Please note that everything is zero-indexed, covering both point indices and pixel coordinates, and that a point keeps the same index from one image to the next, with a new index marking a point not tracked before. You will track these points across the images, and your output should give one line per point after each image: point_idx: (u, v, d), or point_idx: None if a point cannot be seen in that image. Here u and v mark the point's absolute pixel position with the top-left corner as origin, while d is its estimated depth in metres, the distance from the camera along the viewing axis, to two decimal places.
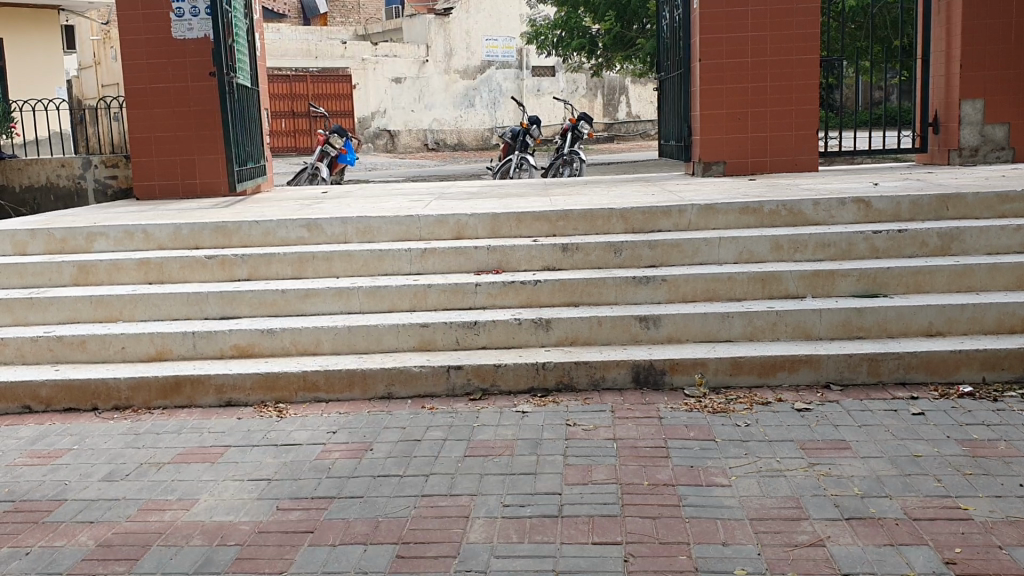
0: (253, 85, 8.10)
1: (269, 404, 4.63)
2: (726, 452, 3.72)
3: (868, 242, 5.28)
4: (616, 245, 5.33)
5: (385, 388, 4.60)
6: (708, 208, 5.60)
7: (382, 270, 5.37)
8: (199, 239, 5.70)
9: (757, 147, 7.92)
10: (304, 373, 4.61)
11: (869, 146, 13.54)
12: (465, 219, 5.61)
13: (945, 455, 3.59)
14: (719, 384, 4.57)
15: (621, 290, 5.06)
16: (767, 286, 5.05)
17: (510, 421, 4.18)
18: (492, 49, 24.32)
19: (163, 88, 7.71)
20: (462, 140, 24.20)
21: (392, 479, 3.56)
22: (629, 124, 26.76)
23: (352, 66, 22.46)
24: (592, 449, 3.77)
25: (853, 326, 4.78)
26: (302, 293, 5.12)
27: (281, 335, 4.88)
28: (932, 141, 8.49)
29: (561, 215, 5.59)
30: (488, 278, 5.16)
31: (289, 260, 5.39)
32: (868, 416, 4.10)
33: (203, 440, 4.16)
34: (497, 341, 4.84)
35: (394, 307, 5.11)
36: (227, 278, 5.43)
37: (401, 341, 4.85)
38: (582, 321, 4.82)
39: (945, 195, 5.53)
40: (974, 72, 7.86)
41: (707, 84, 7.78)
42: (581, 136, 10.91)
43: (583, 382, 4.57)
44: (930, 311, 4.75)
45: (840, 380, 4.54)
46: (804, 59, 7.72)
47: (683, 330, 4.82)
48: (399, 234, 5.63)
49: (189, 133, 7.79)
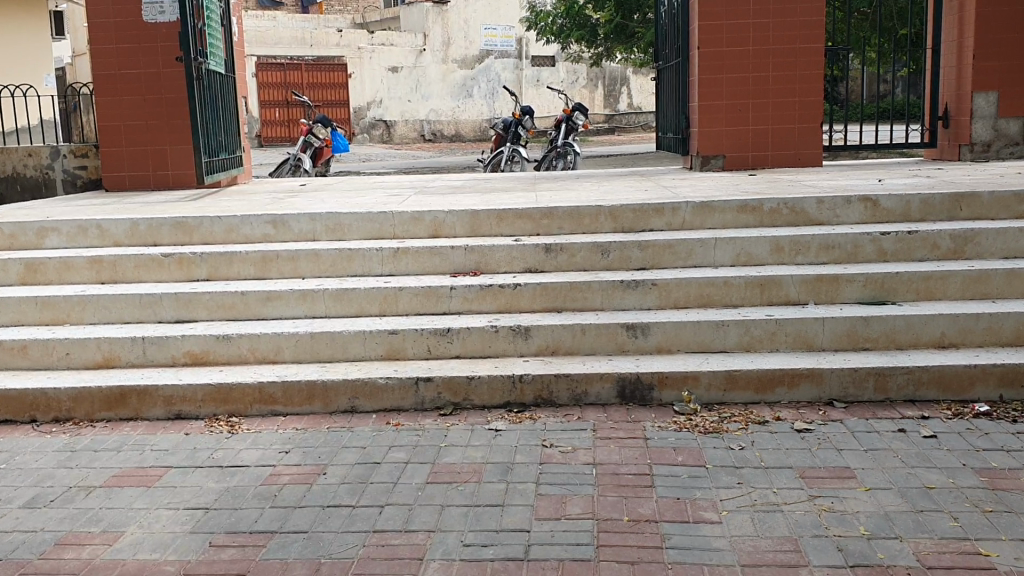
0: (231, 71, 7.66)
1: (221, 417, 4.26)
2: (717, 481, 3.34)
3: (875, 244, 4.89)
4: (604, 246, 4.94)
5: (348, 401, 4.23)
6: (704, 206, 5.21)
7: (351, 271, 5.00)
8: (157, 235, 5.32)
9: (758, 140, 7.53)
10: (259, 385, 4.23)
11: (873, 140, 13.12)
12: (442, 216, 5.23)
13: (962, 488, 3.21)
14: (712, 400, 4.19)
15: (608, 294, 4.68)
16: (766, 291, 4.67)
17: (480, 441, 3.80)
18: (492, 37, 23.83)
19: (132, 75, 7.32)
20: (460, 131, 23.81)
21: (342, 511, 3.19)
22: (630, 115, 26.48)
23: (346, 55, 21.95)
24: (568, 477, 3.40)
25: (858, 336, 4.40)
26: (262, 296, 4.74)
27: (237, 342, 4.50)
28: (942, 135, 8.11)
29: (545, 212, 5.21)
30: (464, 280, 4.78)
31: (251, 259, 5.01)
32: (875, 439, 3.72)
33: (143, 460, 3.78)
34: (472, 349, 4.47)
35: (361, 311, 4.73)
36: (184, 278, 5.05)
37: (368, 349, 4.48)
38: (565, 329, 4.44)
39: (959, 194, 5.14)
40: (988, 63, 7.44)
41: (706, 73, 7.37)
42: (577, 127, 10.50)
43: (564, 396, 4.20)
44: (943, 320, 4.36)
45: (844, 397, 4.16)
46: (808, 48, 7.32)
47: (674, 339, 4.44)
48: (371, 232, 5.25)
49: (161, 122, 7.40)
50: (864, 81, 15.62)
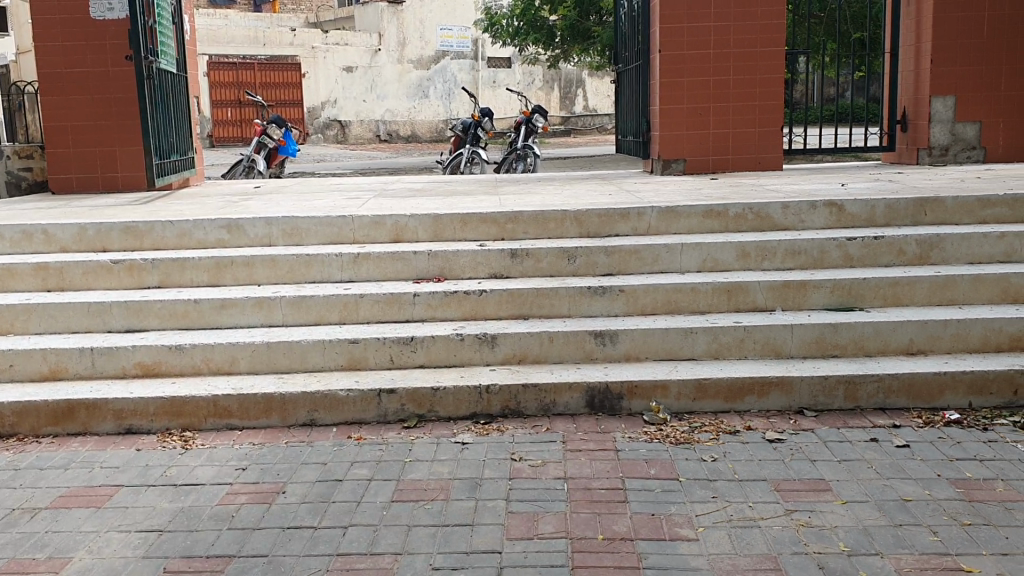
0: (184, 71, 7.43)
1: (174, 431, 4.08)
2: (691, 495, 3.26)
3: (842, 249, 4.86)
4: (570, 251, 4.84)
5: (307, 413, 4.08)
6: (669, 211, 5.14)
7: (310, 277, 4.84)
8: (106, 240, 5.11)
9: (719, 144, 7.50)
10: (213, 398, 4.07)
11: (826, 143, 13.22)
12: (404, 220, 5.09)
13: (939, 500, 3.17)
14: (681, 409, 4.12)
15: (575, 301, 4.58)
16: (733, 297, 4.61)
17: (446, 455, 3.69)
18: (446, 38, 23.52)
19: (80, 73, 7.07)
20: (416, 132, 23.63)
21: (304, 533, 3.05)
22: (586, 117, 26.51)
23: (300, 54, 21.65)
24: (539, 492, 3.29)
25: (826, 343, 4.36)
26: (217, 304, 4.57)
27: (191, 352, 4.33)
28: (901, 139, 8.16)
29: (510, 216, 5.10)
30: (428, 287, 4.65)
31: (204, 265, 4.83)
32: (848, 449, 3.67)
33: (91, 478, 3.60)
34: (436, 358, 4.34)
35: (321, 319, 4.59)
36: (135, 285, 4.86)
37: (328, 359, 4.34)
38: (531, 337, 4.33)
39: (923, 199, 5.13)
40: (946, 68, 7.49)
41: (669, 75, 7.31)
42: (536, 129, 10.41)
43: (532, 407, 4.09)
44: (911, 327, 4.33)
45: (814, 405, 4.11)
46: (770, 51, 7.31)
47: (642, 346, 4.36)
48: (330, 237, 5.10)
49: (110, 123, 7.16)
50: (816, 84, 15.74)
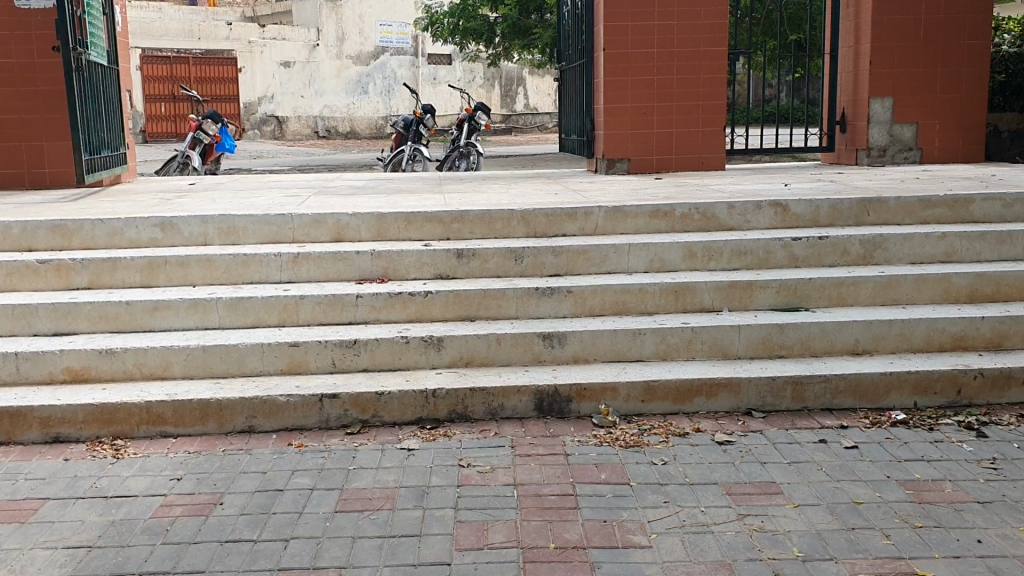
0: (116, 63, 7.17)
1: (104, 440, 3.90)
2: (643, 500, 3.20)
3: (788, 249, 4.86)
4: (517, 251, 4.76)
5: (246, 419, 3.94)
6: (616, 210, 5.09)
7: (248, 278, 4.69)
8: (32, 240, 4.88)
9: (663, 143, 7.50)
10: (146, 404, 3.90)
11: (761, 144, 13.39)
12: (346, 219, 4.96)
13: (889, 502, 3.16)
14: (630, 411, 4.06)
15: (522, 302, 4.51)
16: (681, 298, 4.57)
17: (392, 462, 3.58)
18: (387, 35, 23.27)
19: (4, 64, 6.76)
20: (355, 128, 23.36)
21: (244, 547, 2.92)
22: (527, 115, 26.53)
23: (237, 49, 21.27)
24: (488, 500, 3.20)
25: (773, 344, 4.34)
26: (150, 306, 4.39)
27: (122, 356, 4.15)
28: (840, 140, 8.24)
29: (455, 216, 5.00)
30: (371, 288, 4.53)
31: (136, 265, 4.64)
32: (797, 451, 3.65)
33: (15, 491, 3.41)
34: (380, 361, 4.23)
35: (259, 322, 4.44)
36: (62, 287, 4.64)
37: (267, 363, 4.19)
38: (477, 339, 4.24)
39: (866, 199, 5.16)
40: (883, 69, 7.58)
41: (613, 74, 7.27)
42: (478, 127, 10.32)
43: (479, 411, 4.00)
44: (857, 327, 4.34)
45: (762, 406, 4.09)
46: (713, 51, 7.31)
47: (590, 348, 4.30)
48: (269, 236, 4.95)
49: (37, 117, 6.89)
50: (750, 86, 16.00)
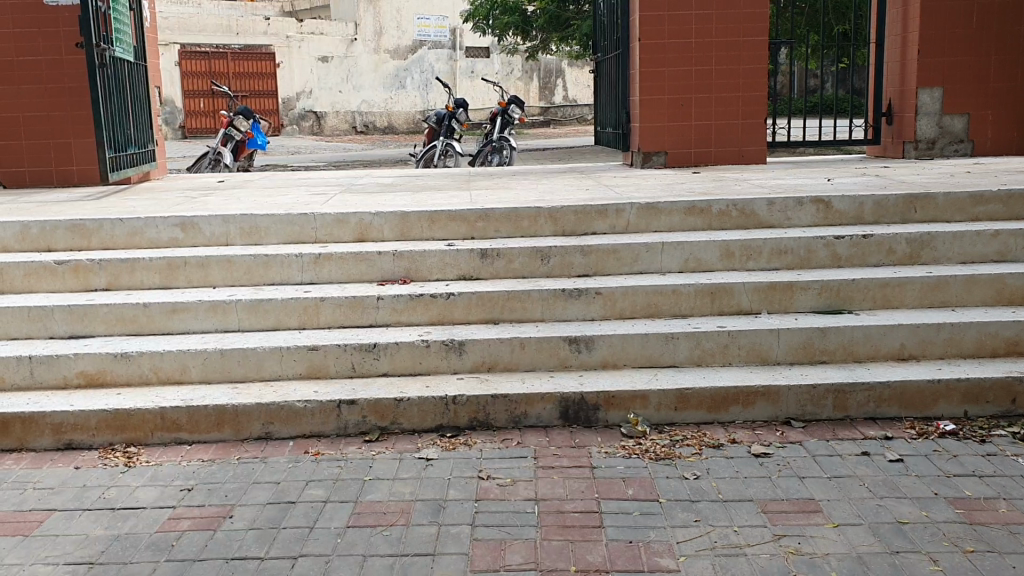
0: (144, 60, 7.11)
1: (118, 447, 3.80)
2: (672, 519, 3.02)
3: (830, 248, 4.63)
4: (544, 251, 4.58)
5: (262, 427, 3.81)
6: (649, 208, 4.89)
7: (268, 278, 4.56)
8: (51, 240, 4.81)
9: (700, 137, 7.27)
10: (160, 410, 3.79)
11: (801, 137, 13.09)
12: (369, 218, 4.81)
13: (938, 523, 2.94)
14: (662, 420, 3.87)
15: (549, 304, 4.33)
16: (716, 300, 4.36)
17: (409, 473, 3.42)
18: (424, 28, 23.20)
19: (32, 62, 6.72)
20: (393, 123, 23.30)
21: (250, 566, 2.78)
22: (565, 108, 26.27)
23: (274, 43, 21.16)
24: (507, 516, 3.04)
25: (814, 349, 4.12)
26: (167, 308, 4.28)
27: (138, 361, 4.04)
28: (885, 132, 7.94)
29: (480, 214, 4.84)
30: (393, 290, 4.38)
31: (155, 266, 4.54)
32: (839, 464, 3.44)
33: (22, 501, 3.31)
34: (401, 366, 4.08)
35: (279, 324, 4.31)
36: (81, 288, 4.55)
37: (285, 367, 4.06)
38: (502, 343, 4.08)
39: (913, 195, 4.90)
40: (933, 58, 7.27)
41: (649, 66, 7.05)
42: (512, 121, 10.15)
43: (502, 419, 3.84)
44: (903, 331, 4.11)
45: (802, 415, 3.87)
46: (753, 41, 7.06)
47: (620, 353, 4.11)
48: (290, 236, 4.82)
49: (66, 114, 6.84)
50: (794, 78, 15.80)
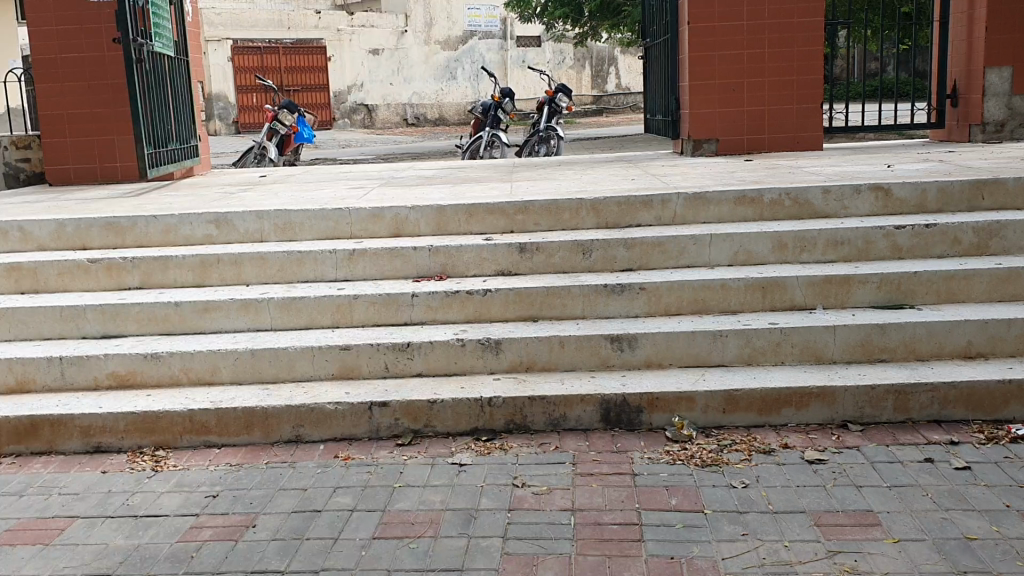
0: (185, 54, 7.07)
1: (146, 450, 3.71)
2: (718, 532, 2.81)
3: (890, 239, 4.36)
4: (586, 244, 4.38)
5: (292, 430, 3.68)
6: (697, 198, 4.66)
7: (302, 275, 4.45)
8: (86, 238, 4.76)
9: (753, 124, 6.99)
10: (188, 413, 3.69)
11: (859, 122, 12.62)
12: (406, 212, 4.67)
13: (1010, 540, 2.69)
14: (709, 423, 3.66)
15: (590, 300, 4.14)
16: (768, 295, 4.13)
17: (441, 480, 3.27)
18: (475, 18, 23.01)
19: (75, 59, 6.71)
20: (444, 115, 23.22)
21: None
22: (619, 96, 25.84)
23: (325, 37, 21.30)
24: (542, 528, 2.87)
25: (872, 347, 3.87)
26: (199, 307, 4.18)
27: (168, 361, 3.95)
28: (950, 115, 7.56)
29: (520, 207, 4.66)
30: (428, 286, 4.23)
31: (188, 264, 4.45)
32: (899, 471, 3.20)
33: (46, 508, 3.23)
34: (436, 366, 3.93)
35: (313, 323, 4.19)
36: (114, 287, 4.49)
37: (317, 368, 3.94)
38: (540, 342, 3.90)
39: (981, 181, 4.60)
40: (1001, 36, 6.90)
41: (698, 50, 6.80)
42: (560, 110, 9.91)
43: (540, 421, 3.66)
44: (970, 328, 3.84)
45: (860, 418, 3.63)
46: (808, 22, 6.76)
47: (664, 352, 3.91)
48: (326, 232, 4.69)
49: (108, 110, 6.82)
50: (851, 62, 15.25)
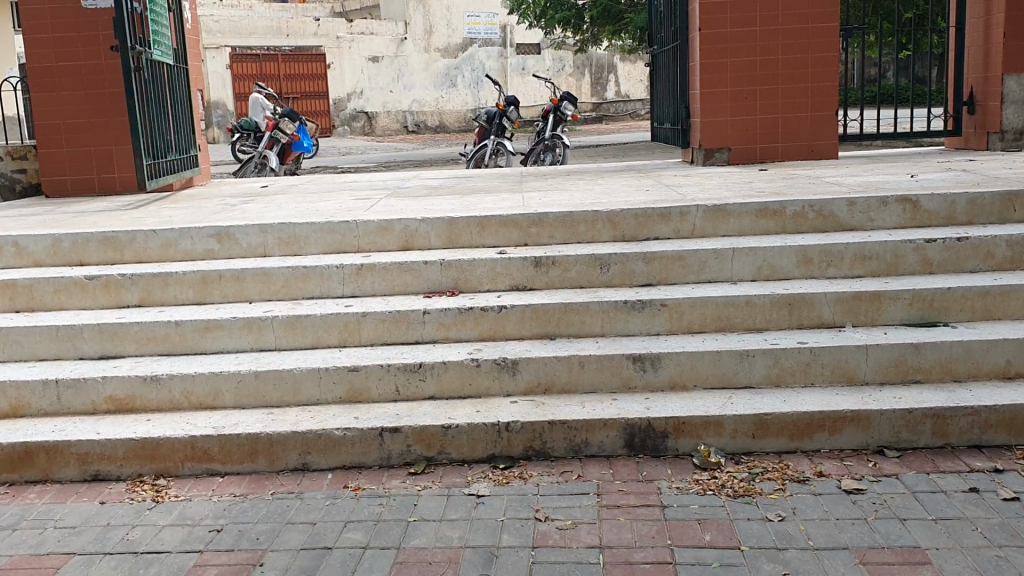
0: (185, 62, 6.90)
1: (146, 478, 3.52)
2: (757, 572, 2.63)
3: (919, 252, 4.18)
4: (603, 259, 4.21)
5: (298, 457, 3.50)
6: (717, 210, 4.49)
7: (307, 292, 4.27)
8: (83, 253, 4.58)
9: (767, 131, 6.82)
10: (190, 439, 3.51)
11: (860, 129, 12.43)
12: (415, 225, 4.50)
13: None
14: (738, 449, 3.48)
15: (609, 318, 3.96)
16: (795, 312, 3.96)
17: (458, 513, 3.09)
18: (474, 25, 22.82)
19: (72, 67, 6.53)
20: (444, 122, 23.00)
21: None
22: (619, 103, 25.72)
23: (325, 44, 21.18)
24: (568, 569, 2.69)
25: (906, 367, 3.70)
26: (201, 326, 4.00)
27: (168, 384, 3.77)
28: (967, 122, 7.39)
29: (534, 219, 4.48)
30: (440, 303, 4.05)
31: (189, 280, 4.27)
32: (943, 502, 3.02)
33: (40, 543, 3.03)
34: (449, 388, 3.75)
35: (319, 342, 4.01)
36: (112, 304, 4.30)
37: (324, 391, 3.76)
38: (558, 362, 3.72)
39: (1013, 192, 4.42)
40: (1020, 42, 6.74)
41: (710, 57, 6.64)
42: (565, 118, 9.77)
43: (560, 447, 3.48)
44: (1009, 347, 3.66)
45: (896, 443, 3.45)
46: (823, 27, 6.59)
47: (689, 372, 3.73)
48: (331, 246, 4.51)
49: (106, 120, 6.64)
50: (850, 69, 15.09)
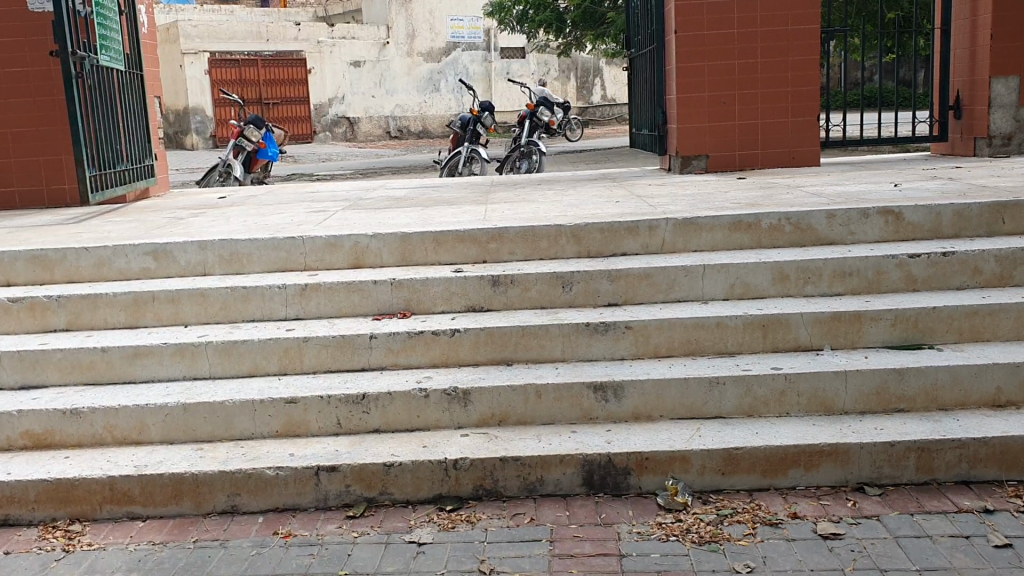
0: (139, 68, 6.59)
1: (60, 523, 3.21)
2: None
3: (902, 269, 3.91)
4: (565, 277, 3.92)
5: (227, 498, 3.20)
6: (688, 223, 4.21)
7: (248, 313, 3.97)
8: (9, 273, 4.27)
9: (746, 138, 6.54)
10: (108, 480, 3.20)
11: (843, 134, 12.18)
12: (366, 240, 4.21)
13: None
14: (707, 486, 3.20)
15: (570, 341, 3.68)
16: (769, 334, 3.68)
17: (395, 565, 2.80)
18: (458, 29, 22.58)
19: (19, 73, 6.22)
20: (428, 128, 22.73)
21: None
22: (604, 107, 25.50)
23: (306, 49, 20.92)
24: None
25: (888, 395, 3.42)
26: (128, 353, 3.70)
27: (89, 418, 3.47)
28: (953, 127, 7.14)
29: (493, 234, 4.20)
30: (388, 326, 3.76)
31: (119, 303, 3.96)
32: (929, 549, 2.74)
33: None
34: (395, 421, 3.46)
35: (257, 370, 3.72)
36: (38, 329, 4.00)
37: (259, 424, 3.46)
38: (513, 392, 3.44)
39: (1001, 203, 4.16)
40: (1007, 44, 6.50)
41: (686, 61, 6.37)
42: (542, 124, 9.47)
43: (513, 486, 3.19)
44: (998, 373, 3.39)
45: (877, 479, 3.17)
46: (803, 30, 6.33)
47: (653, 402, 3.45)
48: (276, 263, 4.22)
49: (55, 129, 6.33)
50: (834, 71, 14.87)
